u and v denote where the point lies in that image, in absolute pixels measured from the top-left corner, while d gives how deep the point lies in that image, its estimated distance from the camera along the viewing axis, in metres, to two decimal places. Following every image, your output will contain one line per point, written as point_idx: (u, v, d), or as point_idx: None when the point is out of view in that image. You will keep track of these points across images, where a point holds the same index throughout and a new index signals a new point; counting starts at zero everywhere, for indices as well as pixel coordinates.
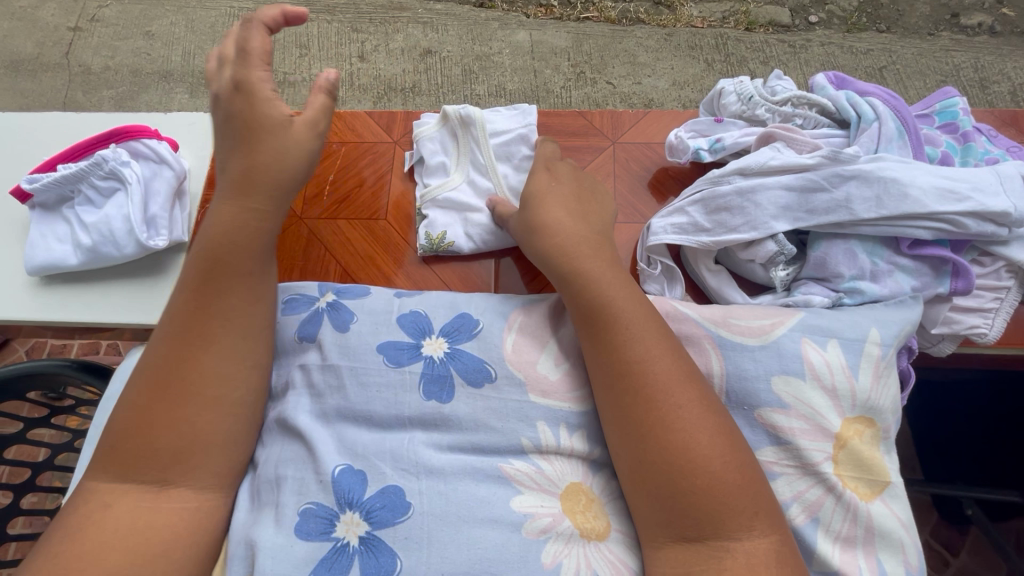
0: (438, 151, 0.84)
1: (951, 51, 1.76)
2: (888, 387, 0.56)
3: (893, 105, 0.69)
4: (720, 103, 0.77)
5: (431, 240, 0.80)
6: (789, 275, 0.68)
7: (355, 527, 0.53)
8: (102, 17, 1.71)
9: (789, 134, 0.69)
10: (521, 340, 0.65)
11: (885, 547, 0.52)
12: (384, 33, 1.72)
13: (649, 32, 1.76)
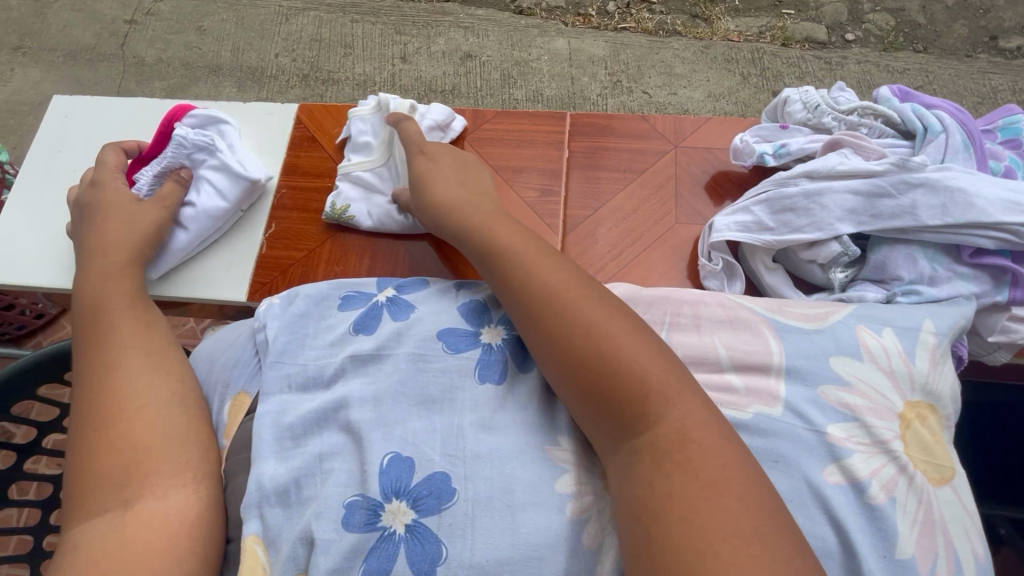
0: (367, 132, 0.92)
1: (988, 74, 1.76)
2: (944, 374, 0.58)
3: (960, 118, 0.70)
4: (787, 111, 0.80)
5: (335, 209, 0.88)
6: (848, 277, 0.70)
7: (402, 515, 0.54)
8: (157, 11, 1.78)
9: (857, 141, 0.72)
10: None
11: (956, 532, 0.50)
12: (426, 36, 1.77)
13: (685, 44, 1.78)
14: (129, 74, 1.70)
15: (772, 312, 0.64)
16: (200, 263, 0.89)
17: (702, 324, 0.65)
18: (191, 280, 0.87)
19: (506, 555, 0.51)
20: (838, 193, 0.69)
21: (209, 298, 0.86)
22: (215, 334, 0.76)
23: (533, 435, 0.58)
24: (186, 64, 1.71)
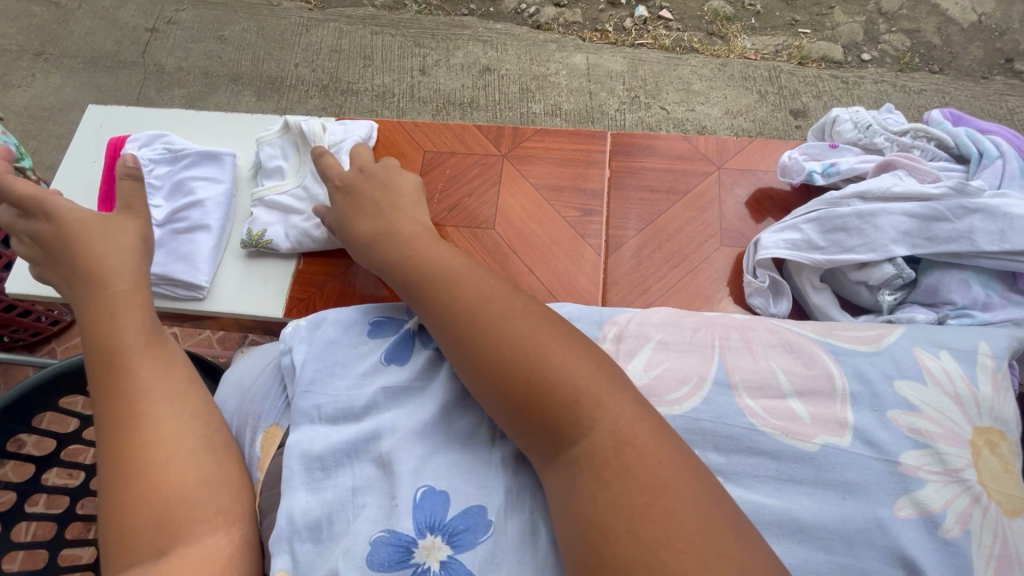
0: (276, 155, 0.87)
1: (1004, 95, 1.77)
2: (1008, 396, 0.58)
3: (1015, 145, 0.71)
4: (834, 130, 0.80)
5: (250, 236, 0.82)
6: (897, 300, 0.69)
7: (437, 552, 0.53)
8: (178, 20, 1.79)
9: (910, 163, 0.72)
10: (632, 344, 0.69)
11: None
12: (444, 49, 1.77)
13: (703, 62, 1.79)
14: (149, 82, 1.71)
15: (823, 336, 0.66)
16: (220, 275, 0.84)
17: (755, 349, 0.66)
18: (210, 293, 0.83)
19: None
20: (890, 215, 0.68)
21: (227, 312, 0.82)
22: (244, 358, 0.75)
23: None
24: (206, 73, 1.72)
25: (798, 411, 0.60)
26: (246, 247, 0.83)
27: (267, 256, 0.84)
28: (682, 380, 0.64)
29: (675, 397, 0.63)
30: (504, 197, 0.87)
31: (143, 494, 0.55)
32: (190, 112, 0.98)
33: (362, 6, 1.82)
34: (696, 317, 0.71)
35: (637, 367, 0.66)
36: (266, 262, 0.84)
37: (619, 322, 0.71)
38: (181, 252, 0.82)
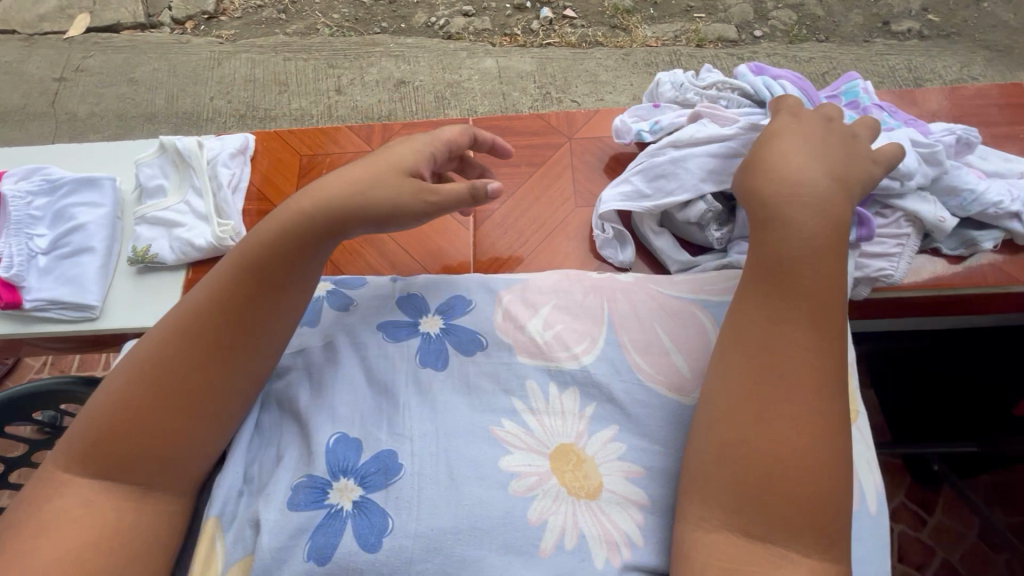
0: (156, 175, 0.85)
1: (884, 55, 1.85)
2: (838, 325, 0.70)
3: (801, 86, 0.79)
4: (658, 91, 0.87)
5: (136, 252, 0.82)
6: (724, 235, 0.76)
7: (349, 492, 0.57)
8: (87, 67, 1.78)
9: (713, 111, 0.78)
10: (513, 305, 0.72)
11: (860, 464, 0.63)
12: (358, 67, 1.80)
13: (607, 53, 1.85)
14: (61, 131, 1.70)
15: (693, 292, 0.72)
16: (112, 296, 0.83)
17: (637, 308, 0.71)
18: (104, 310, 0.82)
19: (452, 524, 0.55)
20: (698, 158, 0.76)
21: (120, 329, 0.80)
22: None
23: (481, 415, 0.63)
24: (121, 115, 1.72)
25: (679, 365, 0.66)
26: (134, 264, 0.83)
27: (158, 271, 0.84)
28: (579, 338, 0.68)
29: (571, 351, 0.67)
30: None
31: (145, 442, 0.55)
32: (63, 145, 0.97)
33: (273, 34, 1.83)
34: (585, 278, 0.75)
35: (536, 327, 0.70)
36: (156, 276, 0.83)
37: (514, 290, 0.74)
38: (66, 277, 0.81)
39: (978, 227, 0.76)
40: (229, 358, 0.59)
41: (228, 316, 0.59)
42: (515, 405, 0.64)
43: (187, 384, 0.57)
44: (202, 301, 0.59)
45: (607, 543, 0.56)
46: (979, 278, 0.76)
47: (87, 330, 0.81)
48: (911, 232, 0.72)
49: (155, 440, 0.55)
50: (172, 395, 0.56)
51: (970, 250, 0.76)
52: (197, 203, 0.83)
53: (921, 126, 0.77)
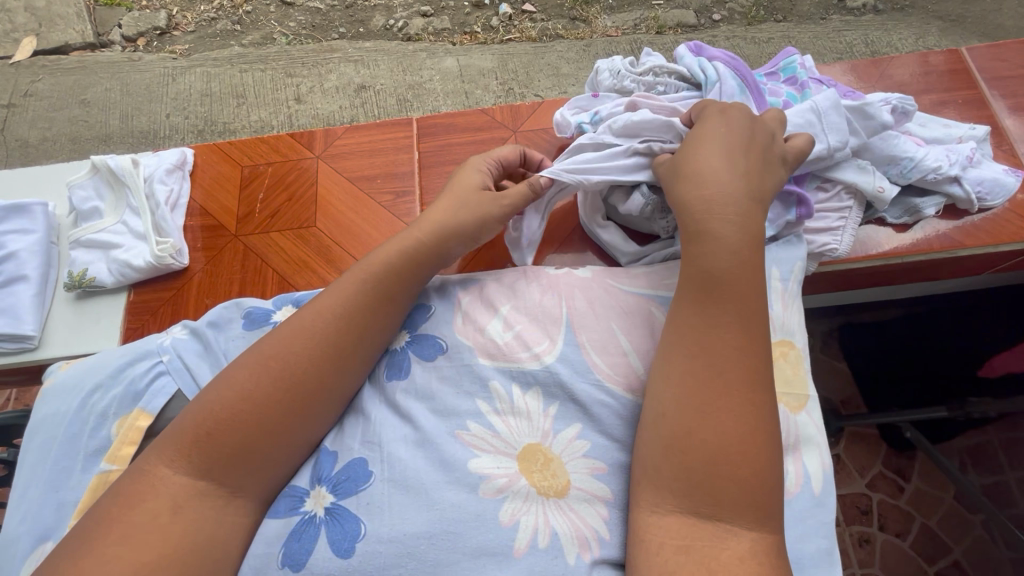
0: (90, 197, 0.83)
1: (842, 31, 1.86)
2: (794, 311, 0.70)
3: (734, 67, 0.77)
4: (596, 81, 0.84)
5: (72, 277, 0.80)
6: (668, 225, 0.75)
7: (322, 499, 0.58)
8: (35, 91, 1.74)
9: (649, 99, 0.76)
10: (472, 310, 0.71)
11: (807, 450, 0.66)
12: (318, 74, 1.77)
13: (568, 46, 1.83)
14: (14, 158, 1.66)
15: (649, 289, 0.71)
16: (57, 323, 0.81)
17: (595, 306, 0.69)
18: (51, 340, 0.80)
19: (425, 528, 0.55)
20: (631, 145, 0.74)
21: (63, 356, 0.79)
22: (68, 369, 0.71)
23: (444, 423, 0.63)
24: (75, 139, 1.68)
25: (636, 367, 0.65)
26: (70, 289, 0.80)
27: (99, 295, 0.82)
28: (542, 337, 0.67)
29: (533, 352, 0.66)
30: (323, 194, 0.88)
31: (218, 469, 0.56)
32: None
33: (229, 46, 1.79)
34: (542, 275, 0.73)
35: (496, 329, 0.68)
36: (97, 300, 0.82)
37: (473, 293, 0.73)
38: None
39: (920, 194, 0.76)
40: (335, 377, 0.62)
41: (351, 344, 0.63)
42: (479, 407, 0.63)
43: (272, 402, 0.58)
44: (331, 326, 0.62)
45: (578, 543, 0.55)
46: (931, 244, 0.76)
47: (24, 362, 0.79)
48: (853, 205, 0.73)
49: (229, 463, 0.56)
50: (227, 424, 0.56)
51: (913, 218, 0.76)
52: (136, 224, 0.81)
53: (858, 99, 0.78)
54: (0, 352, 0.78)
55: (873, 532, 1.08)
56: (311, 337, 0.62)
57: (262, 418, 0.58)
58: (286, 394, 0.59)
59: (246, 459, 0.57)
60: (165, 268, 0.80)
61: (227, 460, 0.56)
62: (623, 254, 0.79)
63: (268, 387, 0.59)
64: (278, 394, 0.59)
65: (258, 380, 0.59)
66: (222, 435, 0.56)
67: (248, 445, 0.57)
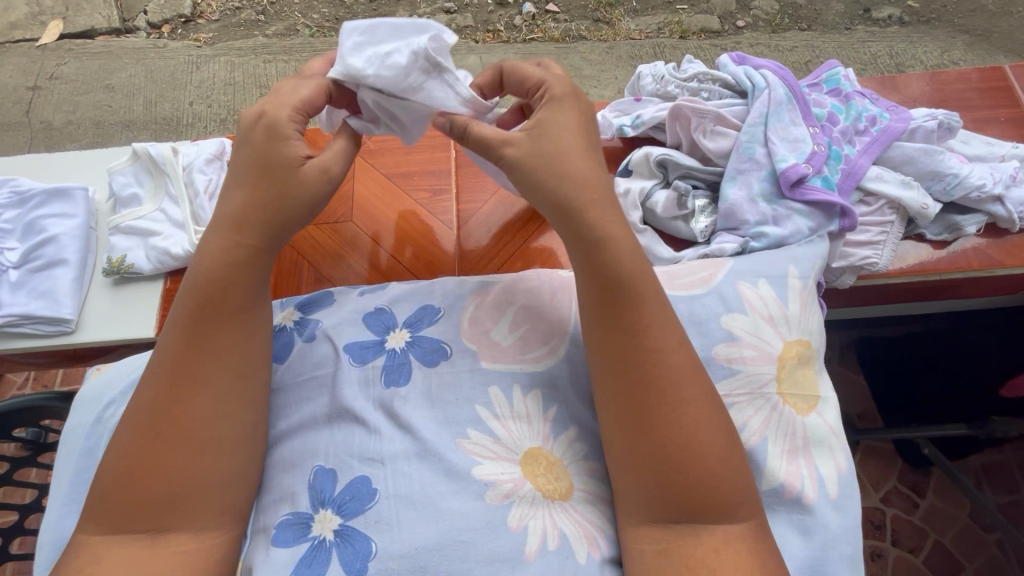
0: (130, 183, 0.84)
1: (867, 42, 1.82)
2: (813, 311, 0.65)
3: (782, 75, 0.78)
4: (639, 85, 0.87)
5: (111, 263, 0.80)
6: (708, 227, 0.75)
7: (329, 522, 0.55)
8: (61, 75, 1.74)
9: (694, 106, 0.77)
10: (478, 312, 0.66)
11: (820, 453, 0.60)
12: None
13: (591, 47, 1.80)
14: (37, 140, 1.66)
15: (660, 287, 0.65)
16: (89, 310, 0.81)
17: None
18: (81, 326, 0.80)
19: (436, 540, 0.53)
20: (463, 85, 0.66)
21: (100, 342, 0.79)
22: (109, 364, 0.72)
23: (444, 432, 0.59)
24: (97, 123, 1.68)
25: None
26: (109, 275, 0.81)
27: (135, 282, 0.82)
28: (545, 341, 0.64)
29: (528, 356, 0.63)
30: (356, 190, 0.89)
31: (129, 506, 0.52)
32: (31, 155, 0.94)
33: (253, 36, 1.78)
34: (556, 275, 0.70)
35: (500, 331, 0.65)
36: (134, 287, 0.82)
37: (481, 291, 0.69)
38: (38, 290, 0.79)
39: (960, 211, 0.76)
40: (199, 402, 0.55)
41: (191, 369, 0.55)
42: (479, 414, 0.60)
43: (140, 457, 0.53)
44: (180, 360, 0.55)
45: (587, 541, 0.55)
46: (964, 261, 0.76)
47: (61, 345, 0.80)
48: (895, 219, 0.73)
49: (137, 501, 0.52)
50: (117, 474, 0.53)
51: (953, 234, 0.76)
52: (173, 211, 0.81)
53: (903, 114, 0.78)
54: (39, 334, 0.79)
55: (885, 547, 1.07)
56: (165, 376, 0.55)
57: (145, 458, 0.53)
58: (155, 443, 0.53)
59: (158, 514, 0.52)
60: None
61: (131, 521, 0.52)
62: (659, 258, 0.75)
63: (137, 444, 0.53)
64: (144, 447, 0.53)
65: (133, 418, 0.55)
66: (115, 501, 0.52)
67: (143, 499, 0.52)
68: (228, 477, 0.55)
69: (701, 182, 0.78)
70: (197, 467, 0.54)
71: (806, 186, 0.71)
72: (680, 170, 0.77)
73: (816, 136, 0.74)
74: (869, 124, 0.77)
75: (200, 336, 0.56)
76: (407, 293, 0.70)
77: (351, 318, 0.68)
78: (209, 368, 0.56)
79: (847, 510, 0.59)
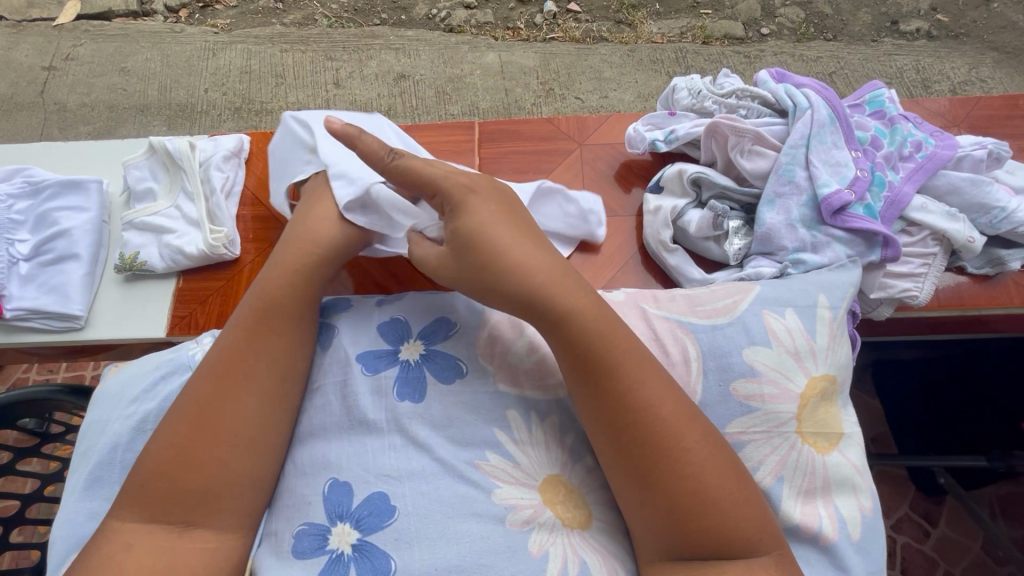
0: (145, 177, 0.82)
1: (893, 55, 1.75)
2: (841, 345, 0.62)
3: (825, 95, 0.75)
4: (674, 98, 0.85)
5: (123, 260, 0.79)
6: (742, 249, 0.73)
7: (347, 536, 0.52)
8: (76, 55, 1.73)
9: (733, 123, 0.75)
10: (496, 331, 0.64)
11: (841, 492, 0.58)
12: (357, 60, 1.71)
13: (612, 49, 1.74)
14: (50, 122, 1.65)
15: (682, 314, 0.64)
16: (98, 306, 0.80)
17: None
18: (88, 322, 0.79)
19: (456, 561, 0.51)
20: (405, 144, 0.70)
21: (107, 339, 0.78)
22: (116, 370, 0.70)
23: (461, 451, 0.57)
24: (112, 107, 1.66)
25: None
26: (121, 272, 0.79)
27: (147, 278, 0.81)
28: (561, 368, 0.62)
29: (546, 381, 0.61)
30: None
31: (170, 491, 0.51)
32: (43, 144, 0.93)
33: (271, 24, 1.76)
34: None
35: (519, 351, 0.62)
36: (147, 284, 0.81)
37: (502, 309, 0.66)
38: (48, 285, 0.78)
39: (1005, 245, 0.74)
40: (243, 396, 0.55)
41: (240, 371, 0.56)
42: (497, 436, 0.58)
43: (179, 452, 0.52)
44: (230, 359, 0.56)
45: (607, 569, 0.52)
46: (1005, 296, 0.75)
47: (71, 341, 0.79)
48: (938, 251, 0.71)
49: (181, 483, 0.51)
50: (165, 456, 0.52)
51: (996, 269, 0.74)
52: (189, 208, 0.79)
53: (949, 140, 0.75)
54: (49, 330, 0.78)
55: None
56: (212, 375, 0.56)
57: (192, 441, 0.53)
58: (195, 437, 0.53)
59: (187, 508, 0.51)
60: (216, 257, 0.79)
61: (163, 513, 0.51)
62: (690, 278, 0.74)
63: (176, 439, 0.53)
64: (184, 442, 0.53)
65: (184, 402, 0.55)
66: (150, 494, 0.51)
67: (180, 491, 0.51)
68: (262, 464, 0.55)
69: (735, 204, 0.76)
70: (233, 460, 0.53)
71: (848, 214, 0.68)
72: (715, 190, 0.75)
73: (859, 161, 0.72)
74: (914, 150, 0.74)
75: (263, 333, 0.58)
76: (421, 303, 0.67)
77: (368, 325, 0.65)
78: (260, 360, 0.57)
79: (870, 552, 0.57)
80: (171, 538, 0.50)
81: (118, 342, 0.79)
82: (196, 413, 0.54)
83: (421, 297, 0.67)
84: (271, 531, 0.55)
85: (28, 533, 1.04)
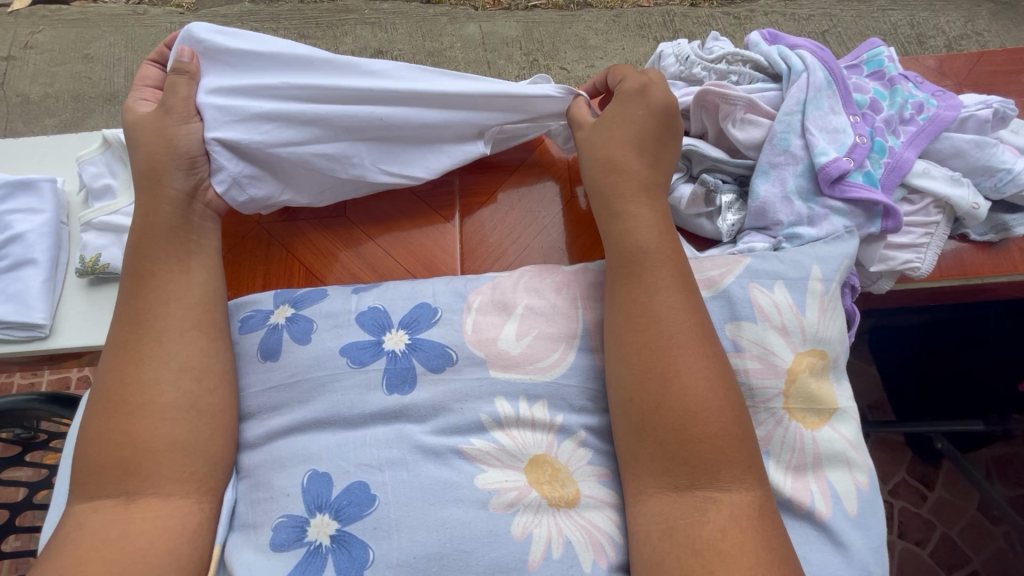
0: (102, 174, 0.77)
1: (887, 10, 1.68)
2: (833, 319, 0.60)
3: (820, 56, 0.72)
4: (660, 65, 0.81)
5: (84, 263, 0.75)
6: (734, 225, 0.70)
7: (326, 527, 0.51)
8: (35, 43, 1.64)
9: (722, 90, 0.70)
10: (482, 319, 0.61)
11: (833, 467, 0.57)
12: (332, 36, 1.63)
13: (597, 16, 1.66)
14: (14, 115, 1.57)
15: None
16: (65, 312, 0.77)
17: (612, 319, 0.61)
18: (56, 330, 0.76)
19: (435, 549, 0.49)
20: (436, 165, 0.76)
21: (77, 346, 0.75)
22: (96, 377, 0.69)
23: (445, 439, 0.55)
24: (77, 97, 1.59)
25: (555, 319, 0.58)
26: (83, 276, 0.76)
27: (113, 281, 0.77)
28: (553, 347, 0.59)
29: (538, 366, 0.57)
30: (329, 245, 0.78)
31: (98, 463, 0.50)
32: None
33: (238, 2, 1.66)
34: (559, 271, 0.65)
35: (508, 337, 0.59)
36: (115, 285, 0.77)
37: (484, 290, 0.63)
38: (7, 293, 0.74)
39: (1010, 209, 0.72)
40: (148, 365, 0.54)
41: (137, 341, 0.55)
42: (483, 422, 0.55)
43: (103, 428, 0.52)
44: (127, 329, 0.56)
45: (592, 548, 0.50)
46: (1009, 262, 0.73)
47: (35, 350, 0.76)
48: (941, 220, 0.69)
49: (104, 452, 0.51)
50: (91, 433, 0.52)
51: (1000, 235, 0.72)
52: None
53: (951, 100, 0.72)
54: (11, 340, 0.75)
55: (893, 540, 1.05)
56: (113, 353, 0.55)
57: (106, 415, 0.52)
58: (112, 410, 0.52)
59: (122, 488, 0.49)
60: None
61: (98, 490, 0.50)
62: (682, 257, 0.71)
63: (97, 414, 0.52)
64: (102, 416, 0.52)
65: (97, 379, 0.54)
66: (82, 467, 0.51)
67: (105, 467, 0.50)
68: (184, 440, 0.52)
69: (728, 175, 0.73)
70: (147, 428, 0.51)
71: (847, 182, 0.65)
72: (706, 163, 0.72)
73: (857, 126, 0.69)
74: (915, 112, 0.71)
75: (150, 293, 0.57)
76: (401, 291, 0.64)
77: (345, 313, 0.62)
78: (151, 334, 0.55)
79: (869, 528, 0.55)
80: (161, 520, 0.49)
81: (88, 349, 0.76)
82: (109, 383, 0.54)
83: (400, 285, 0.65)
84: (246, 519, 0.53)
85: (24, 539, 1.03)
